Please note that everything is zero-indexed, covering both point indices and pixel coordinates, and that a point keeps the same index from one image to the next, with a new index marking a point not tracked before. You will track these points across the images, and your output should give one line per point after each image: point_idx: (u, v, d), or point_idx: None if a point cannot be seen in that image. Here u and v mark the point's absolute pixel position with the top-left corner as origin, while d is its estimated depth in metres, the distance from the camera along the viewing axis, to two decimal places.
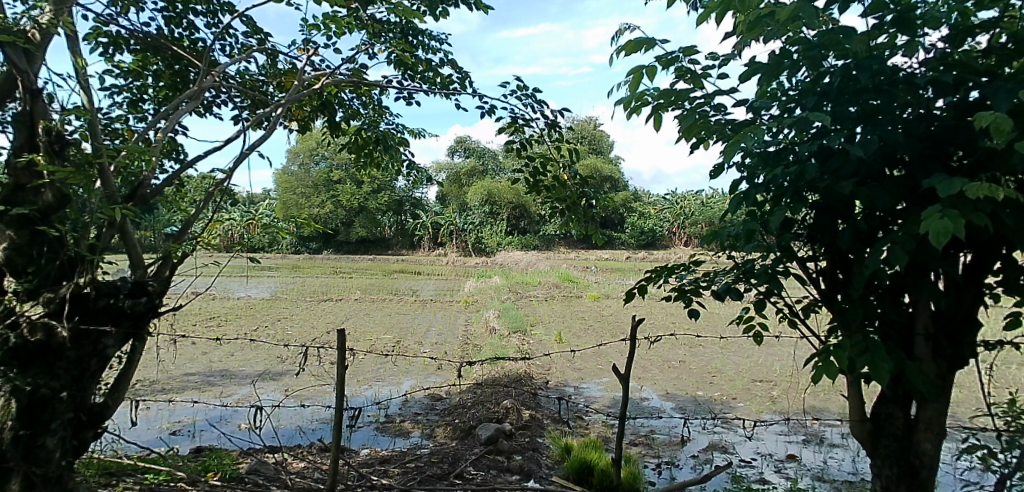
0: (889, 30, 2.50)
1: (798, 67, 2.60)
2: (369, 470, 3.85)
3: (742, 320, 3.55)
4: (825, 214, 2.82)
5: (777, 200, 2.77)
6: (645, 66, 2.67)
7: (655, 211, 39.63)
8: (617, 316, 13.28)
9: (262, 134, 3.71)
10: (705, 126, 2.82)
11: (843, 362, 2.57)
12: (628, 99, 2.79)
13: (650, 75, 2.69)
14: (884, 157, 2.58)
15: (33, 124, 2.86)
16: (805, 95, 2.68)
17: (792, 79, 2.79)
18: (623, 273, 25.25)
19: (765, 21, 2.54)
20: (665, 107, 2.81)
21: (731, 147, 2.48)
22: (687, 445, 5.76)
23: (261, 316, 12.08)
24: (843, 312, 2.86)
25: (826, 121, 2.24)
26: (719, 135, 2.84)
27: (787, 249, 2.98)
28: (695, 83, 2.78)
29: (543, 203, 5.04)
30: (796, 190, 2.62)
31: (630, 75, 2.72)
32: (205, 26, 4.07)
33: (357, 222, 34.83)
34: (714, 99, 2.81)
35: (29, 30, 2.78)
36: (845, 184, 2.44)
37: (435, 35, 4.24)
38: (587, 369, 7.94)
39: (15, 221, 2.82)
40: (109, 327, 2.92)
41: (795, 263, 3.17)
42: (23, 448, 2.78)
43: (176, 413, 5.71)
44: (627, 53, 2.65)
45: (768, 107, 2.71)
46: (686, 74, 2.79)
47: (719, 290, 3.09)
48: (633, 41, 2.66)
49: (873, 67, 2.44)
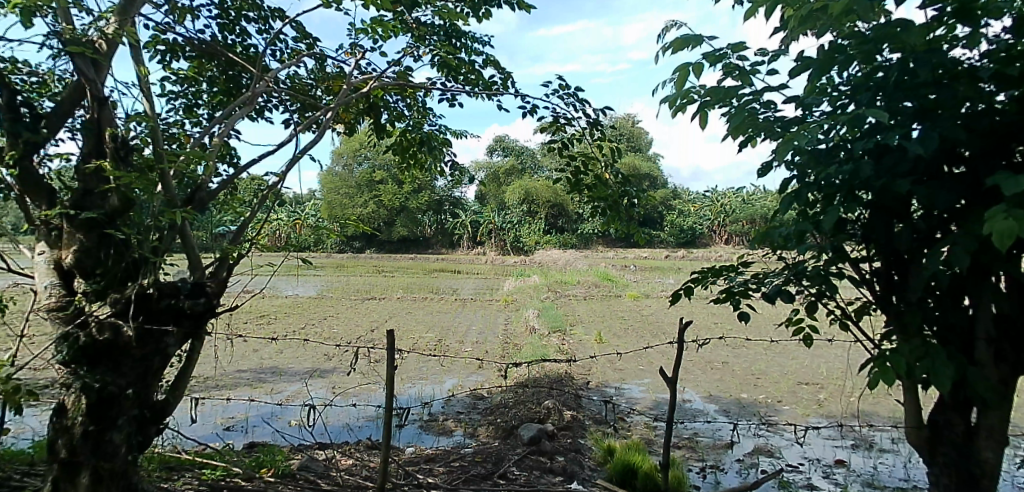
0: (949, 22, 2.39)
1: (849, 62, 2.52)
2: (415, 468, 3.88)
3: (792, 323, 3.44)
4: (880, 212, 2.72)
5: (829, 200, 2.68)
6: (691, 63, 2.62)
7: (694, 209, 39.00)
8: (657, 316, 13.14)
9: (314, 138, 3.74)
10: (752, 123, 2.73)
11: (902, 369, 2.46)
12: (673, 97, 2.74)
13: (696, 73, 2.63)
14: (942, 153, 2.47)
15: (101, 131, 2.96)
16: (857, 91, 2.58)
17: (844, 73, 2.68)
18: (662, 272, 24.84)
19: (818, 15, 2.46)
20: (713, 105, 2.73)
21: (782, 147, 2.38)
22: (732, 448, 5.67)
23: (307, 314, 12.32)
24: (898, 315, 2.77)
25: (883, 117, 2.14)
26: (767, 133, 2.77)
27: (838, 248, 2.90)
28: (744, 80, 2.70)
29: (587, 203, 4.99)
30: (849, 188, 2.53)
31: (677, 73, 2.67)
32: (256, 32, 4.14)
33: (398, 222, 35.24)
34: (763, 96, 2.73)
35: (95, 41, 2.88)
36: (902, 183, 2.35)
37: (478, 37, 4.23)
38: (629, 371, 7.86)
39: (86, 224, 2.93)
40: (171, 326, 3.01)
41: (848, 264, 3.08)
42: (92, 444, 2.86)
43: (229, 409, 5.88)
44: (673, 50, 2.61)
45: (819, 103, 2.62)
46: (734, 70, 2.72)
47: (770, 292, 2.99)
48: (680, 37, 2.62)
49: (931, 61, 2.33)
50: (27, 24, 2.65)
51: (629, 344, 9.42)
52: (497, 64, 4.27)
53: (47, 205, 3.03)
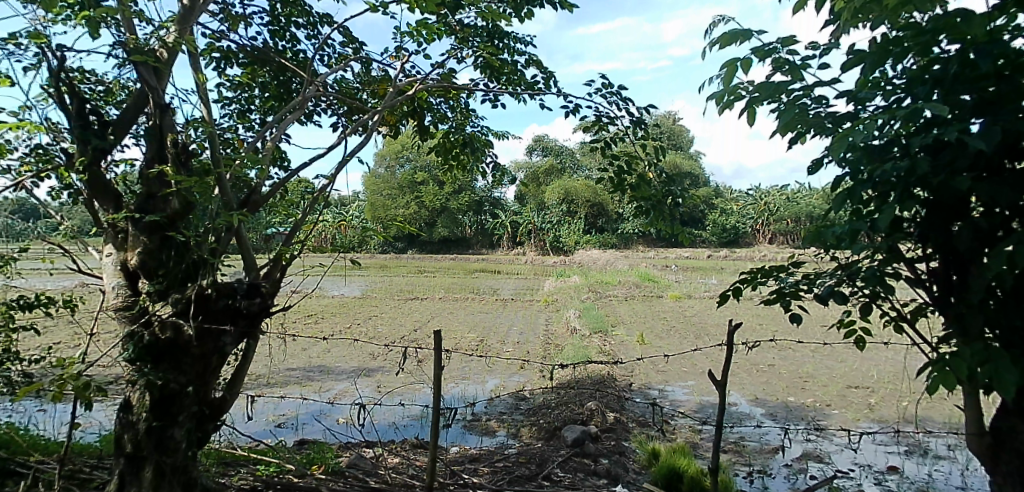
0: (1012, 11, 2.26)
1: (904, 55, 2.40)
2: (461, 468, 3.91)
3: (843, 325, 3.30)
4: (938, 211, 2.59)
5: (884, 198, 2.56)
6: (739, 58, 2.53)
7: (737, 208, 38.21)
8: (701, 317, 12.92)
9: (361, 141, 3.79)
10: (803, 119, 2.61)
11: (963, 373, 2.34)
12: (720, 93, 2.64)
13: (745, 68, 2.54)
14: (1005, 148, 2.33)
15: (162, 137, 3.06)
16: (913, 85, 2.46)
17: (898, 66, 2.56)
18: (704, 272, 24.41)
19: (872, 7, 2.35)
20: (762, 101, 2.61)
21: (837, 144, 2.27)
22: (779, 453, 5.53)
23: (352, 314, 12.56)
24: (960, 317, 2.64)
25: (943, 112, 2.03)
26: (817, 129, 2.65)
27: (894, 248, 2.78)
28: (795, 75, 2.60)
29: (630, 203, 4.91)
30: (905, 186, 2.41)
31: (724, 69, 2.58)
32: (305, 38, 4.22)
33: (439, 223, 35.46)
34: (814, 91, 2.62)
35: (157, 50, 2.98)
36: (962, 180, 2.23)
37: (521, 38, 4.22)
38: (673, 372, 7.75)
39: (149, 227, 3.04)
40: (228, 326, 3.08)
41: (903, 264, 2.96)
42: (155, 439, 2.97)
43: (280, 406, 6.05)
44: (721, 45, 2.53)
45: (873, 98, 2.50)
46: (784, 65, 2.62)
47: (822, 293, 2.86)
48: (728, 33, 2.55)
49: (994, 52, 2.20)
50: (94, 35, 2.76)
51: (672, 346, 9.30)
52: (540, 64, 4.25)
53: (114, 210, 3.14)
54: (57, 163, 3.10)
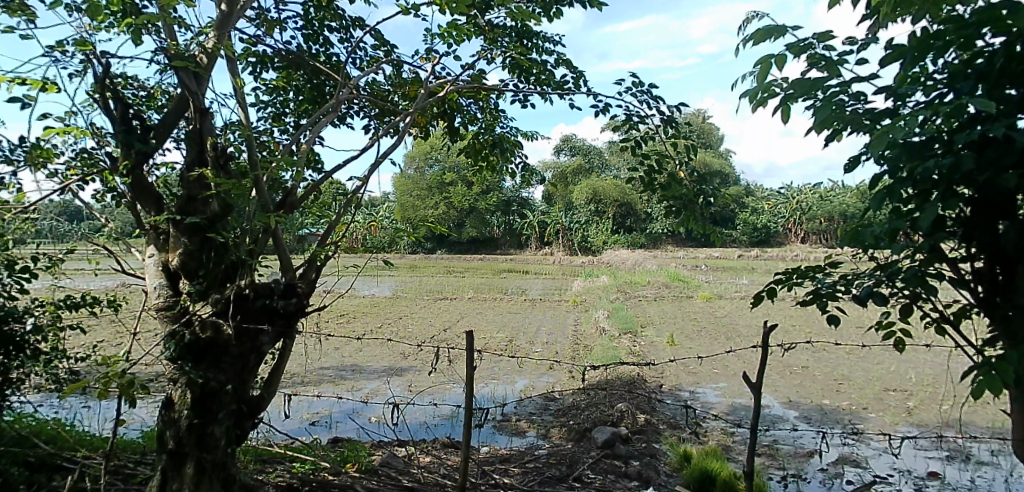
0: None
1: (946, 49, 2.30)
2: (492, 468, 3.92)
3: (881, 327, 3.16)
4: (983, 209, 2.49)
5: (926, 196, 2.46)
6: (774, 54, 2.43)
7: (768, 207, 37.56)
8: (732, 317, 12.73)
9: (392, 142, 3.83)
10: (840, 117, 2.47)
11: (1012, 377, 2.24)
12: (754, 91, 2.52)
13: (780, 64, 2.44)
14: None
15: (202, 141, 3.13)
16: (956, 80, 2.35)
17: (940, 61, 2.45)
18: (735, 272, 24.06)
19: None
20: (798, 98, 2.49)
21: (877, 142, 2.19)
22: (815, 457, 5.42)
23: (382, 313, 12.70)
24: (1007, 320, 2.53)
25: (989, 106, 1.95)
26: (855, 126, 2.50)
27: (936, 248, 2.68)
28: (832, 70, 2.48)
29: (659, 202, 4.79)
30: (949, 184, 2.31)
31: (758, 65, 2.49)
32: (338, 41, 4.26)
33: (467, 223, 35.60)
34: (852, 87, 2.48)
35: (197, 55, 3.05)
36: (1010, 177, 2.13)
37: (550, 37, 4.21)
38: (704, 374, 7.66)
39: (189, 228, 3.11)
40: (266, 326, 3.13)
41: (946, 265, 2.86)
42: (196, 436, 3.04)
43: (314, 404, 6.14)
44: (756, 41, 2.45)
45: (915, 94, 2.39)
46: (820, 61, 2.51)
47: (861, 293, 2.75)
48: (762, 29, 2.47)
49: None
50: (137, 41, 2.83)
51: (703, 347, 9.18)
52: (570, 64, 4.23)
53: (155, 211, 3.23)
54: (101, 167, 3.19)
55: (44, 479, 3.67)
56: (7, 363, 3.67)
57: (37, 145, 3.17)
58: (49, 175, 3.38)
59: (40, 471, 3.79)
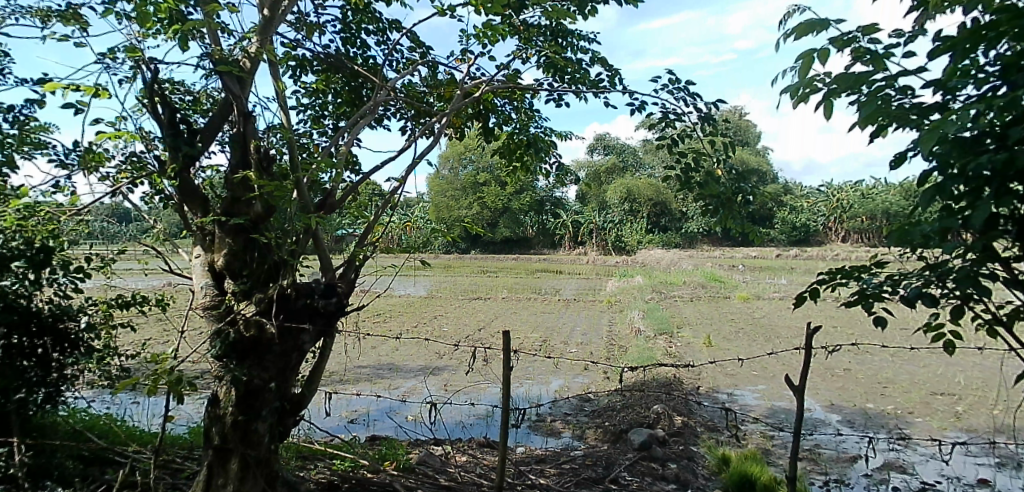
0: None
1: (1001, 39, 2.15)
2: (528, 468, 3.92)
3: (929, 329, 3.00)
4: None
5: (979, 193, 2.33)
6: (817, 47, 2.21)
7: (807, 205, 36.66)
8: (771, 319, 12.45)
9: (428, 144, 3.85)
10: (887, 114, 2.25)
11: None
12: (795, 87, 2.29)
13: (824, 58, 2.22)
14: None
15: (246, 144, 3.21)
16: (1009, 72, 2.22)
17: (991, 52, 2.32)
18: (773, 271, 23.55)
19: None
20: (842, 93, 2.25)
21: (928, 137, 2.08)
22: (858, 462, 5.26)
23: (417, 313, 12.83)
24: None
25: None
26: (901, 123, 2.29)
27: (989, 249, 2.54)
28: (878, 64, 2.25)
29: (695, 201, 4.68)
30: (1003, 181, 2.19)
31: (799, 60, 2.26)
32: (375, 44, 4.31)
33: (501, 223, 35.65)
34: (899, 81, 2.27)
35: (241, 60, 3.13)
36: None
37: (585, 36, 4.18)
38: (742, 376, 7.51)
39: (233, 229, 3.19)
40: (307, 325, 3.19)
41: (999, 266, 2.71)
42: (240, 433, 3.11)
43: (353, 403, 6.24)
44: (797, 34, 2.23)
45: (965, 87, 2.27)
46: (865, 55, 2.30)
47: (909, 294, 2.61)
48: (803, 22, 2.25)
49: None
50: (184, 47, 2.90)
51: (742, 349, 9.00)
52: (605, 62, 4.19)
53: (201, 213, 3.32)
54: (150, 170, 3.30)
55: (97, 473, 3.84)
56: (62, 359, 3.83)
57: (90, 149, 3.28)
58: (101, 178, 3.50)
59: (94, 464, 3.97)
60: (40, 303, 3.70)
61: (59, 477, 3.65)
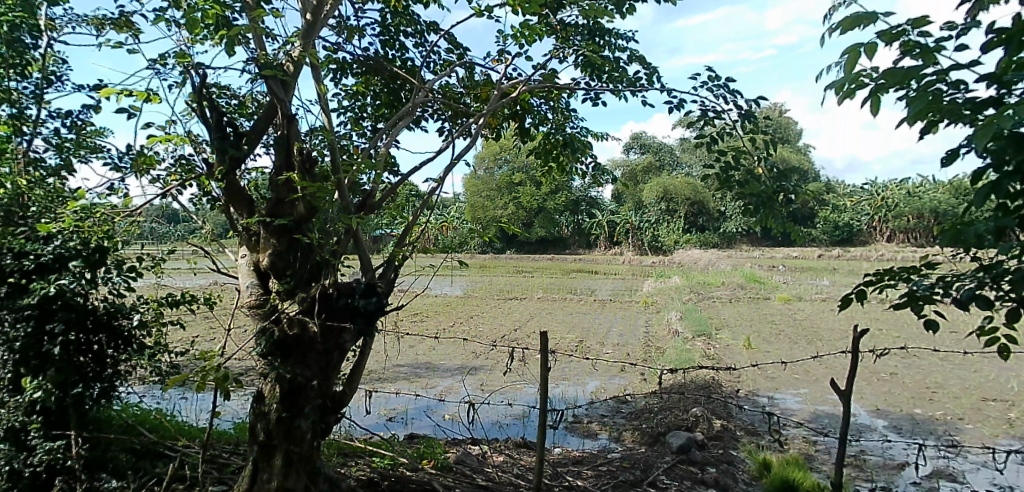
0: None
1: None
2: (565, 470, 3.90)
3: (983, 333, 2.84)
4: None
5: None
6: (864, 42, 2.07)
7: (850, 204, 35.57)
8: (813, 321, 12.11)
9: (466, 144, 3.87)
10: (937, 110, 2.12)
11: None
12: (840, 83, 2.16)
13: (871, 52, 2.08)
14: None
15: (290, 146, 3.28)
16: None
17: None
18: (814, 272, 22.91)
19: None
20: (889, 89, 2.12)
21: (982, 133, 1.93)
22: (906, 470, 5.07)
23: (453, 313, 12.92)
24: None
25: None
26: (953, 119, 2.16)
27: None
28: (929, 59, 2.11)
29: (734, 201, 4.58)
30: None
31: (843, 55, 2.13)
32: (413, 46, 4.35)
33: (536, 223, 35.58)
34: (951, 75, 2.12)
35: (284, 64, 3.20)
36: None
37: (622, 34, 4.14)
38: (783, 379, 7.33)
39: (278, 230, 3.26)
40: (348, 324, 3.24)
41: None
42: (284, 429, 3.18)
43: (391, 401, 6.33)
44: (843, 28, 2.09)
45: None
46: (914, 49, 2.15)
47: (962, 296, 2.48)
48: (850, 15, 2.11)
49: None
50: (230, 52, 2.97)
51: (783, 352, 8.78)
52: (643, 60, 4.13)
53: (247, 214, 3.41)
54: (198, 172, 3.40)
55: (148, 466, 4.00)
56: (116, 355, 4.00)
57: (142, 152, 3.40)
58: (152, 180, 3.62)
59: (145, 457, 4.12)
60: (96, 302, 3.87)
61: (113, 470, 3.85)
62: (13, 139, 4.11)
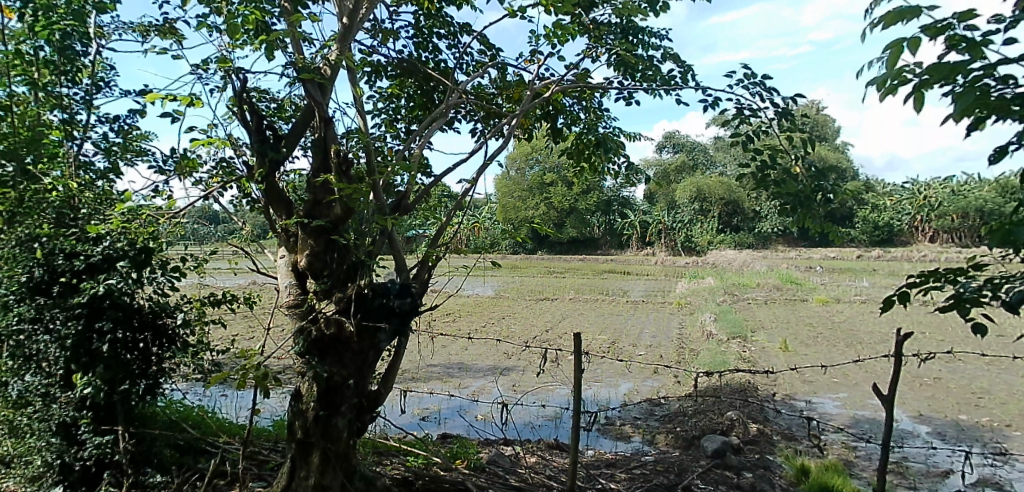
0: None
1: None
2: (598, 472, 3.88)
3: None
4: None
5: None
6: (908, 36, 1.93)
7: (890, 203, 34.49)
8: (853, 323, 11.79)
9: (499, 145, 3.87)
10: (986, 107, 1.98)
11: None
12: (881, 79, 2.03)
13: (914, 47, 1.94)
14: None
15: (327, 148, 3.34)
16: None
17: None
18: (853, 274, 22.30)
19: None
20: (934, 85, 1.98)
21: None
22: (951, 478, 4.90)
23: (485, 313, 12.97)
24: None
25: None
26: (1003, 116, 2.01)
27: None
28: (977, 53, 1.97)
29: (770, 200, 4.48)
30: None
31: (885, 50, 2.00)
32: (447, 48, 4.38)
33: (568, 223, 35.44)
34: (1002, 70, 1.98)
35: (321, 68, 3.25)
36: None
37: (656, 32, 4.08)
38: (821, 383, 7.16)
39: (315, 231, 3.31)
40: (383, 324, 3.27)
41: None
42: (321, 427, 3.24)
43: (424, 400, 6.38)
44: (884, 21, 1.96)
45: None
46: (961, 43, 2.02)
47: (1012, 299, 2.35)
48: (893, 8, 1.98)
49: None
50: (270, 56, 3.04)
51: (821, 355, 8.56)
52: (677, 58, 4.07)
53: (286, 215, 3.48)
54: (238, 174, 3.49)
55: (191, 461, 4.17)
56: (161, 353, 4.10)
57: (185, 155, 3.49)
58: (195, 182, 3.72)
59: (188, 453, 4.28)
60: (143, 301, 4.01)
61: (158, 465, 3.99)
62: (65, 143, 4.28)
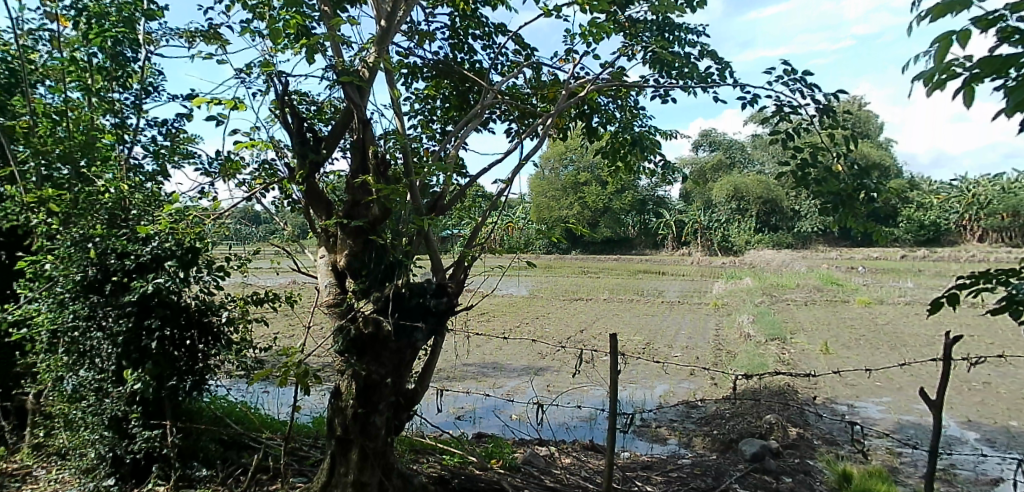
0: None
1: None
2: (633, 474, 3.84)
3: None
4: None
5: None
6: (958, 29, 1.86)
7: (937, 201, 33.21)
8: (898, 325, 11.39)
9: (534, 145, 3.86)
10: None
11: None
12: (929, 73, 1.96)
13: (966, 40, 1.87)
14: None
15: (365, 149, 3.39)
16: None
17: None
18: (898, 274, 21.55)
19: None
20: (987, 79, 1.91)
21: None
22: (1003, 486, 4.70)
23: (519, 313, 12.97)
24: None
25: None
26: None
27: None
28: None
29: (810, 199, 4.34)
30: None
31: (934, 44, 1.93)
32: (482, 48, 4.38)
33: (602, 223, 35.19)
34: None
35: (359, 70, 3.30)
36: None
37: (693, 28, 4.02)
38: (865, 387, 6.94)
39: (354, 232, 3.37)
40: (420, 323, 3.32)
41: None
42: (360, 424, 3.29)
43: (459, 399, 6.42)
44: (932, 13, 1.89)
45: None
46: (1015, 35, 1.94)
47: None
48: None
49: None
50: (310, 60, 3.10)
51: (865, 358, 8.30)
52: (714, 54, 4.00)
53: (325, 216, 3.55)
54: (280, 176, 3.58)
55: (235, 456, 4.24)
56: (207, 350, 4.23)
57: (229, 158, 3.59)
58: (239, 184, 3.81)
59: (232, 448, 4.35)
60: (188, 299, 4.12)
61: (204, 459, 4.11)
62: (116, 147, 4.45)
